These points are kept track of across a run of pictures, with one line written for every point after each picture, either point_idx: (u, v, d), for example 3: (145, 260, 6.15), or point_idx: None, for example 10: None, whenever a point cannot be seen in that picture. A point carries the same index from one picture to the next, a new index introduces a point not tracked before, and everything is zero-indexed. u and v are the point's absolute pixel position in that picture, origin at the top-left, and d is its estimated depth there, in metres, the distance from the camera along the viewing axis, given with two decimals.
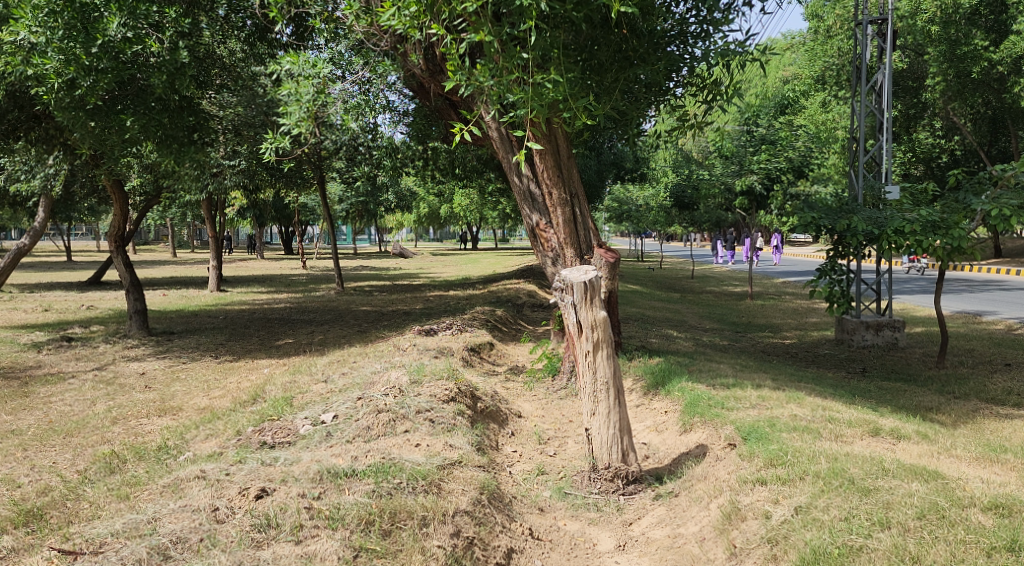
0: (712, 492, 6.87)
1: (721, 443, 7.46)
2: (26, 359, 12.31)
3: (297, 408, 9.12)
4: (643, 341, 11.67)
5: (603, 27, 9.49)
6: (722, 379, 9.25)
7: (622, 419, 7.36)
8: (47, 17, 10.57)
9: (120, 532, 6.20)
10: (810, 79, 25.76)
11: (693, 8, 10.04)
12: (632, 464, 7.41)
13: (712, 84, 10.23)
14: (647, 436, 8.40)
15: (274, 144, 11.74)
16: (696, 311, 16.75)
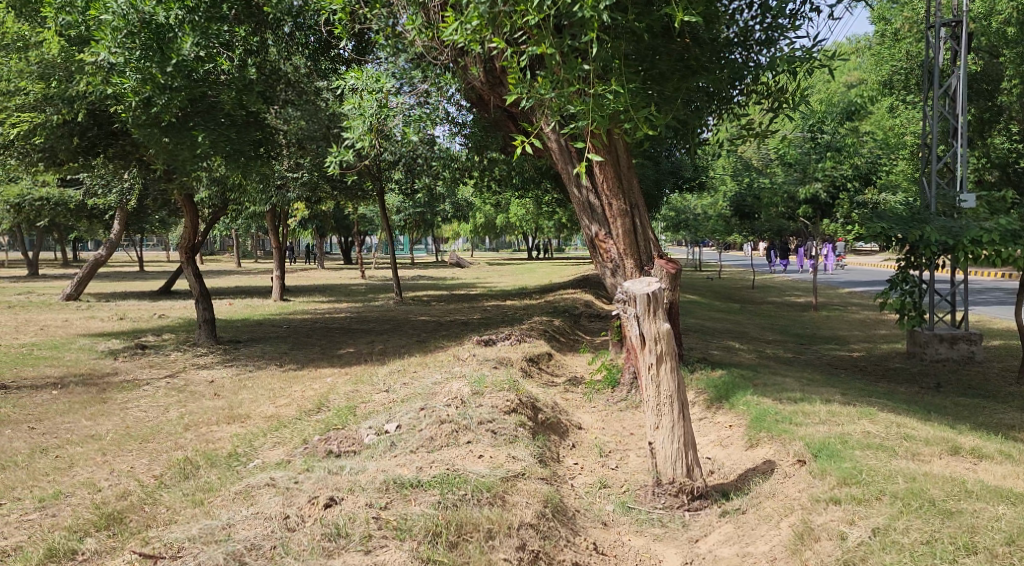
0: (782, 511, 6.80)
1: (790, 460, 7.42)
2: (103, 366, 12.69)
3: (362, 417, 9.24)
4: (705, 354, 11.60)
5: (664, 36, 9.35)
6: (789, 393, 9.15)
7: (686, 434, 7.32)
8: (125, 38, 10.84)
9: (197, 538, 6.35)
10: (878, 83, 25.06)
11: (758, 15, 10.00)
12: (697, 479, 7.34)
13: (778, 91, 10.10)
14: (711, 451, 8.33)
15: (338, 157, 11.95)
16: (759, 323, 16.55)
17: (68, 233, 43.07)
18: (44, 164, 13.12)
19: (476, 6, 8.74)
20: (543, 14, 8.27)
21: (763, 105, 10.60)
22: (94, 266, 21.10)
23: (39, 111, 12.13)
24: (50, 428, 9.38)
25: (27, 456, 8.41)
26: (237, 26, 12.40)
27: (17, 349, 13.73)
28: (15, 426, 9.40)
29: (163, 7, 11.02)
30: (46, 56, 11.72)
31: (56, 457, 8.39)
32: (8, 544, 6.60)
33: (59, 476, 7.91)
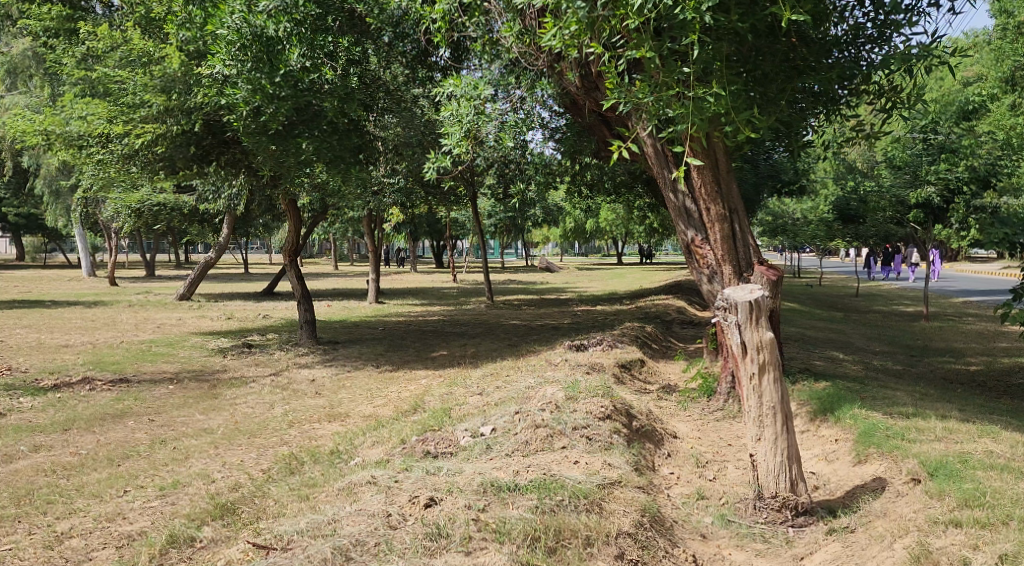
0: (897, 531, 6.63)
1: (903, 478, 7.26)
2: (213, 363, 13.20)
3: (458, 419, 9.36)
4: (808, 364, 11.37)
5: (768, 36, 9.28)
6: (900, 408, 8.92)
7: (790, 447, 7.19)
8: (238, 50, 11.44)
9: (305, 531, 6.57)
10: (1001, 79, 24.25)
11: (871, 12, 9.75)
12: (802, 494, 7.22)
13: (891, 90, 9.79)
14: (815, 465, 8.18)
15: (435, 163, 12.13)
16: (865, 333, 16.11)
17: (178, 236, 44.92)
18: (162, 172, 13.71)
19: (575, 11, 8.51)
20: (643, 18, 8.09)
21: (874, 105, 10.26)
22: (205, 268, 21.95)
23: (161, 123, 12.65)
24: (168, 421, 9.80)
25: (148, 446, 8.82)
26: (340, 36, 12.89)
27: (136, 345, 14.40)
28: (136, 418, 9.87)
29: (272, 20, 11.60)
30: (168, 70, 12.35)
31: (174, 449, 8.77)
32: (132, 529, 6.92)
33: (177, 466, 8.26)
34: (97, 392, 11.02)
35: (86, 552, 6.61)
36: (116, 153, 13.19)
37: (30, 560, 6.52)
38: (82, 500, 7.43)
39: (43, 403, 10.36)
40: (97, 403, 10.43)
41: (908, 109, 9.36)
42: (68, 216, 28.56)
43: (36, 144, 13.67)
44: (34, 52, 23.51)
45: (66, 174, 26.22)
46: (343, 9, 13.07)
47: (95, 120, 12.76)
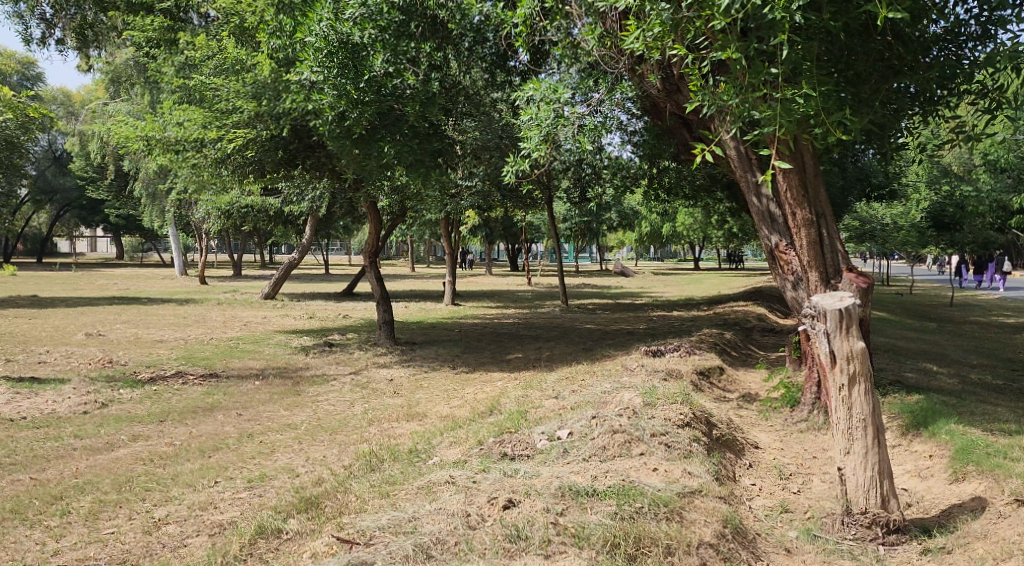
0: (998, 553, 6.48)
1: (1003, 499, 7.09)
2: (297, 361, 13.56)
3: (534, 422, 9.42)
4: (900, 376, 11.12)
5: (862, 35, 9.07)
6: (999, 424, 8.69)
7: (882, 462, 7.08)
8: (326, 57, 11.82)
9: (386, 527, 6.72)
10: None
11: (975, 7, 9.49)
12: (893, 511, 7.07)
13: (995, 90, 9.48)
14: (908, 481, 8.01)
15: (515, 166, 12.21)
16: (959, 345, 15.65)
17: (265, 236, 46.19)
18: (252, 175, 14.18)
19: (659, 13, 8.51)
20: (731, 18, 7.88)
21: (977, 106, 9.93)
22: (288, 269, 22.50)
23: (252, 128, 13.16)
24: (255, 416, 10.11)
25: (236, 439, 9.11)
26: (424, 42, 12.79)
27: (224, 342, 14.88)
28: (225, 411, 10.23)
29: (358, 27, 12.01)
30: (260, 77, 12.73)
31: (260, 443, 9.04)
32: (224, 518, 7.17)
33: (264, 460, 8.53)
34: (189, 385, 11.44)
35: (181, 539, 6.89)
36: (209, 157, 13.69)
37: (131, 544, 6.82)
38: (176, 489, 7.73)
39: (141, 395, 10.80)
40: (189, 396, 10.83)
41: (1014, 108, 9.04)
42: (162, 217, 29.66)
43: (138, 148, 14.27)
44: (136, 63, 24.82)
45: (160, 176, 27.24)
46: (425, 14, 12.59)
47: (191, 126, 13.47)
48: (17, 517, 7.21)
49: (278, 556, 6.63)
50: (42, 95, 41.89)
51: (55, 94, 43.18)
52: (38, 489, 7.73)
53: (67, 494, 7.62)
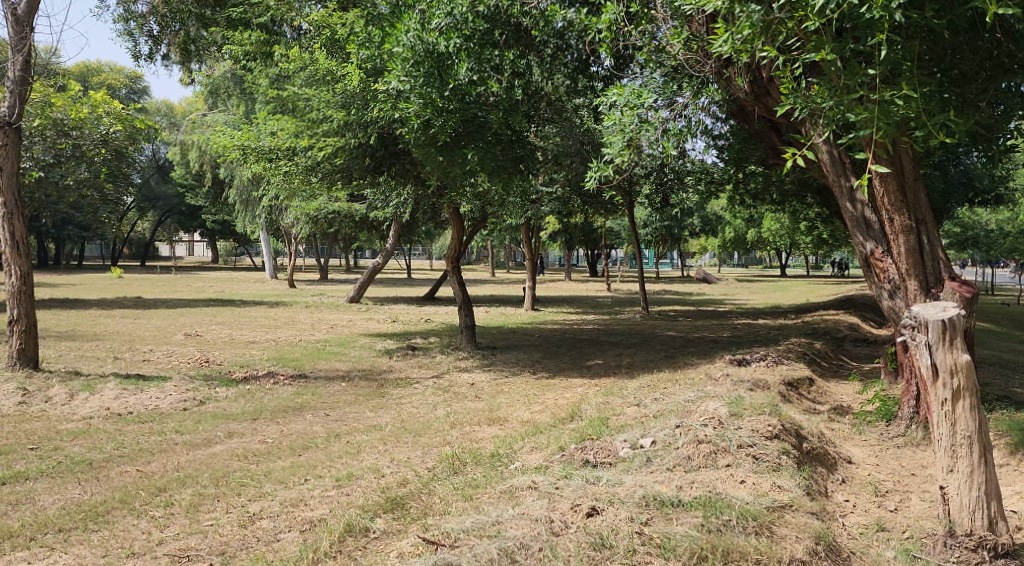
0: None
1: None
2: (382, 363, 13.82)
3: (615, 429, 9.36)
4: (1005, 392, 10.72)
5: (967, 32, 8.74)
6: None
7: (988, 482, 6.85)
8: (413, 67, 12.00)
9: (471, 530, 6.79)
10: None
11: None
12: (1001, 535, 6.81)
13: None
14: (1015, 503, 7.71)
15: (598, 172, 12.10)
16: None
17: (352, 241, 47.17)
18: (340, 182, 14.54)
19: (750, 14, 8.34)
20: (826, 18, 7.69)
21: None
22: (372, 273, 22.91)
23: (341, 136, 13.39)
24: (342, 416, 10.35)
25: (324, 439, 9.32)
26: (508, 50, 13.06)
27: (311, 343, 15.22)
28: (313, 412, 10.47)
29: (445, 36, 12.24)
30: (349, 87, 12.91)
31: (347, 443, 9.23)
32: (314, 515, 7.34)
33: (351, 459, 8.70)
34: (280, 385, 11.74)
35: (274, 534, 7.07)
36: (301, 165, 14.13)
37: (228, 536, 7.04)
38: (270, 485, 7.95)
39: (236, 393, 11.15)
40: (280, 395, 11.14)
41: None
42: (254, 222, 30.56)
43: (234, 157, 14.78)
44: (233, 75, 25.79)
45: (252, 183, 28.07)
46: (508, 22, 12.90)
47: (284, 134, 13.93)
48: (124, 506, 7.51)
49: (366, 554, 6.74)
50: (147, 107, 43.72)
51: (160, 108, 45.06)
52: (143, 480, 8.04)
53: (170, 486, 7.90)
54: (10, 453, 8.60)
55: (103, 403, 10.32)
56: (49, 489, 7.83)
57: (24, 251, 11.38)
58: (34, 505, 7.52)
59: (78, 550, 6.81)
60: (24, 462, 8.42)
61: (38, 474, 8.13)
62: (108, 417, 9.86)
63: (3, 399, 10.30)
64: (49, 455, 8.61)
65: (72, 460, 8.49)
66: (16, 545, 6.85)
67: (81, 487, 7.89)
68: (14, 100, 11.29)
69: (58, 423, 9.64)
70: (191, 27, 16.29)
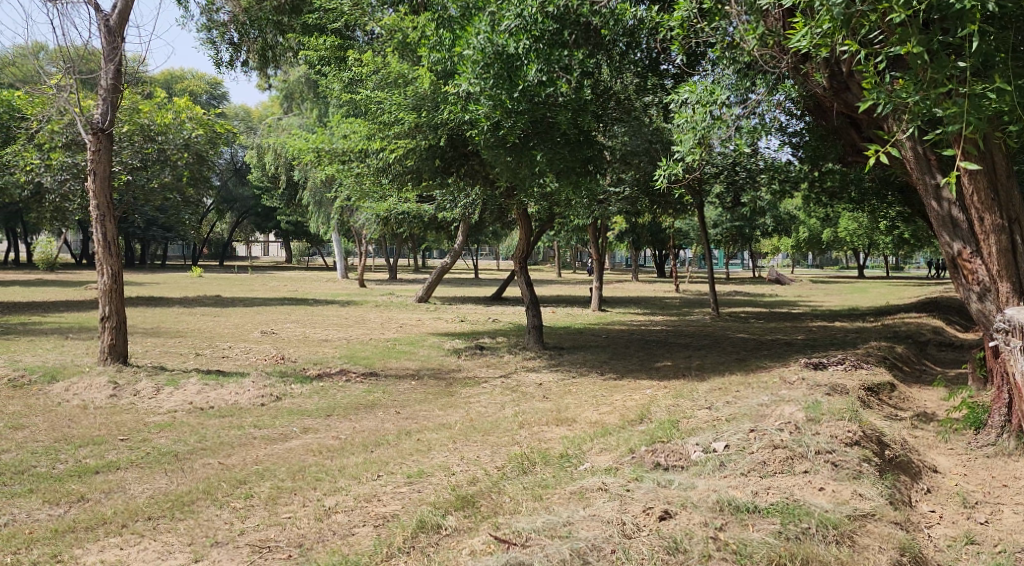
0: None
1: None
2: (450, 362, 13.87)
3: (687, 432, 9.18)
4: None
5: None
6: None
7: None
8: (482, 69, 12.09)
9: (542, 530, 6.72)
10: None
11: None
12: None
13: None
14: None
15: (666, 170, 11.88)
16: None
17: (420, 242, 47.51)
18: (410, 183, 14.60)
19: (830, 8, 8.08)
20: (912, 10, 7.42)
21: None
22: (441, 273, 23.04)
23: (412, 138, 13.45)
24: (412, 414, 10.40)
25: (395, 436, 9.37)
26: (577, 50, 12.65)
27: (382, 342, 15.37)
28: (384, 409, 10.54)
29: (513, 38, 12.02)
30: (421, 89, 13.01)
31: (417, 440, 9.26)
32: (387, 511, 7.36)
33: (421, 457, 8.71)
34: (352, 383, 11.85)
35: (350, 527, 7.11)
36: (372, 167, 14.24)
37: (305, 529, 7.09)
38: (344, 481, 8.00)
39: (310, 390, 11.29)
40: (353, 393, 11.25)
41: None
42: (326, 222, 31.03)
43: (309, 160, 15.09)
44: (306, 79, 26.20)
45: (324, 184, 28.48)
46: (577, 22, 12.34)
47: (357, 137, 13.97)
48: (207, 497, 7.64)
49: (438, 550, 6.72)
50: (226, 112, 44.76)
51: (237, 112, 46.16)
52: (225, 473, 8.18)
53: (250, 479, 8.02)
54: (101, 444, 8.85)
55: (185, 397, 10.54)
56: (139, 478, 8.02)
57: (115, 251, 11.64)
58: (125, 493, 7.71)
59: (165, 537, 6.93)
60: (115, 452, 8.64)
61: (127, 464, 8.34)
62: (192, 411, 10.08)
63: (94, 391, 10.60)
64: (139, 446, 8.82)
65: (159, 451, 8.68)
66: (109, 531, 7.01)
67: (168, 477, 8.06)
68: (106, 107, 11.58)
69: (144, 415, 9.89)
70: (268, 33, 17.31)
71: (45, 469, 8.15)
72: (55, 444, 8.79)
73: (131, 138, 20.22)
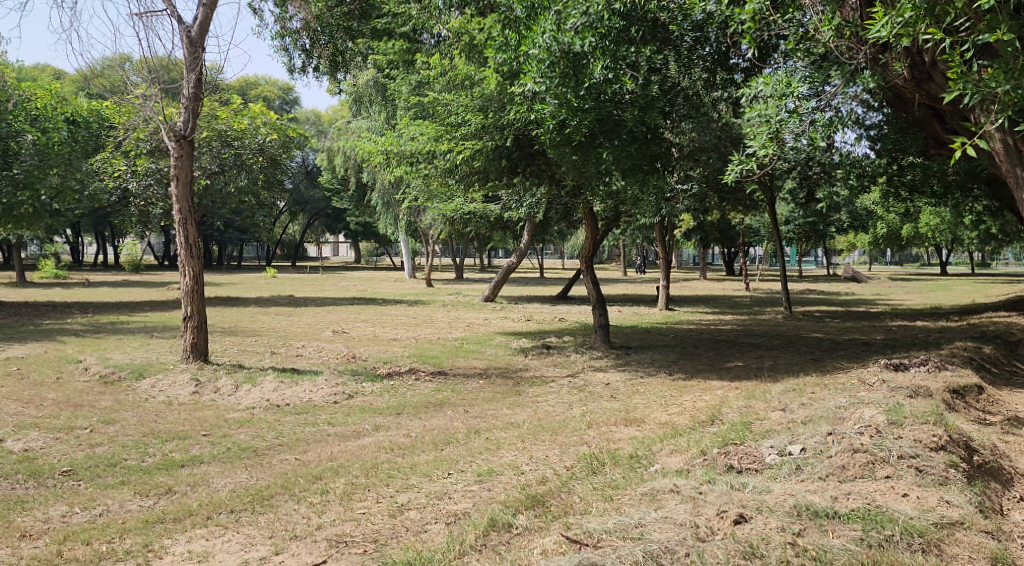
0: None
1: None
2: (517, 362, 13.83)
3: (760, 435, 8.96)
4: None
5: None
6: None
7: None
8: (548, 68, 11.95)
9: (614, 531, 6.63)
10: None
11: None
12: None
13: None
14: None
15: (738, 166, 11.62)
16: None
17: (487, 241, 47.54)
18: (476, 184, 14.57)
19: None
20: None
21: None
22: (507, 273, 23.01)
23: (479, 139, 13.42)
24: (481, 413, 10.38)
25: (465, 435, 9.36)
26: (644, 47, 12.66)
27: (449, 341, 15.39)
28: (454, 408, 10.54)
29: (579, 36, 11.96)
30: (487, 90, 13.08)
31: (486, 439, 9.22)
32: (459, 509, 7.35)
33: (491, 456, 8.68)
34: (421, 382, 11.89)
35: (422, 524, 7.11)
36: (439, 168, 14.21)
37: (379, 525, 7.11)
38: (415, 478, 8.00)
39: (382, 388, 11.35)
40: (422, 391, 11.28)
41: None
42: (394, 223, 31.29)
43: (378, 162, 15.23)
44: (375, 81, 26.53)
45: (392, 185, 28.70)
46: (644, 18, 12.54)
47: (424, 139, 13.99)
48: (285, 492, 7.72)
49: (510, 549, 6.66)
50: (297, 116, 45.48)
51: (308, 116, 46.94)
52: (301, 468, 8.26)
53: (325, 475, 8.09)
54: (185, 438, 9.02)
55: (263, 394, 10.69)
56: (220, 472, 8.15)
57: (197, 253, 11.89)
58: (209, 486, 7.84)
59: (247, 530, 7.02)
60: (198, 447, 8.81)
61: (210, 458, 8.49)
62: (268, 408, 10.22)
63: (177, 388, 10.83)
64: (219, 441, 8.97)
65: (238, 447, 8.82)
66: (194, 523, 7.13)
67: (248, 472, 8.17)
68: (188, 115, 11.86)
69: (225, 411, 10.06)
70: (339, 39, 17.71)
71: (135, 462, 8.35)
72: (144, 438, 9.00)
73: (209, 143, 20.67)
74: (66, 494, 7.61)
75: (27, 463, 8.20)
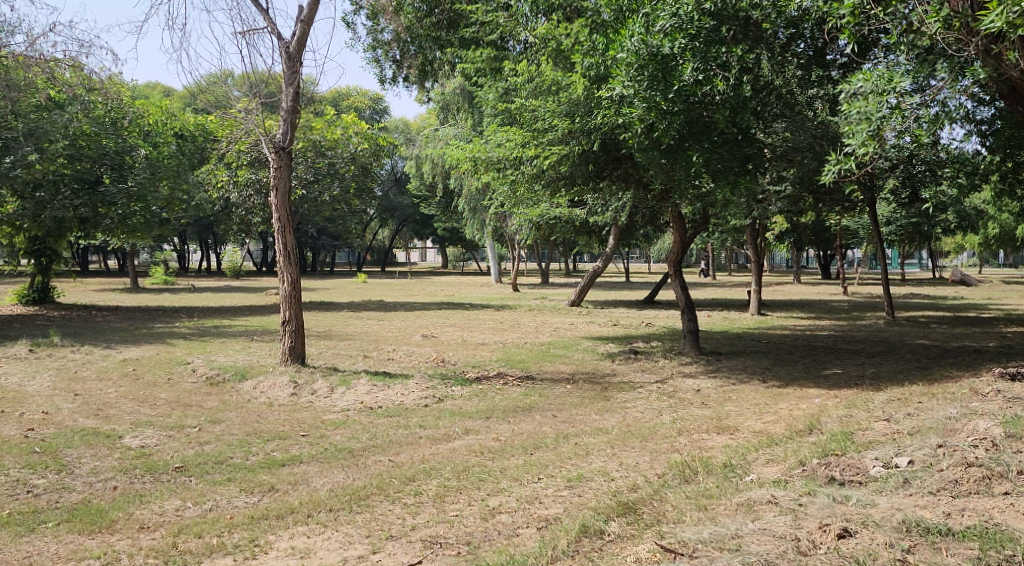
0: None
1: None
2: (604, 366, 13.67)
3: (864, 446, 8.60)
4: None
5: None
6: None
7: None
8: (637, 71, 11.77)
9: (710, 541, 6.44)
10: None
11: None
12: None
13: None
14: None
15: (835, 166, 11.11)
16: None
17: (574, 246, 47.31)
18: (563, 190, 14.49)
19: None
20: None
21: None
22: (593, 277, 22.81)
23: (565, 144, 13.33)
24: (569, 418, 10.28)
25: (554, 439, 9.27)
26: (735, 46, 12.01)
27: (537, 346, 15.34)
28: (542, 412, 10.48)
29: (668, 37, 11.70)
30: (574, 95, 12.97)
31: (576, 444, 9.12)
32: (550, 514, 7.26)
33: (580, 461, 8.57)
34: (510, 386, 11.85)
35: (514, 529, 7.04)
36: (526, 173, 14.22)
37: (471, 527, 7.07)
38: (506, 482, 7.95)
39: (471, 392, 11.35)
40: (511, 395, 11.25)
41: None
42: (482, 228, 31.42)
43: (466, 168, 15.26)
44: (463, 89, 26.91)
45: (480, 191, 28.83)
46: (736, 16, 11.84)
47: (511, 145, 13.96)
48: (381, 492, 7.75)
49: (603, 556, 6.53)
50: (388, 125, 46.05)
51: (396, 124, 47.65)
52: (395, 470, 8.30)
53: (418, 477, 8.10)
54: (285, 438, 9.17)
55: (356, 397, 10.82)
56: (319, 472, 8.25)
57: (294, 259, 12.10)
58: (308, 485, 7.94)
59: (345, 528, 7.07)
60: (297, 447, 8.94)
61: (308, 458, 8.61)
62: (362, 410, 10.32)
63: (277, 389, 11.05)
64: (317, 442, 9.10)
65: (334, 448, 8.92)
66: (295, 520, 7.21)
67: (344, 473, 8.24)
68: (286, 127, 12.07)
69: (321, 413, 10.19)
70: (427, 48, 17.86)
71: (239, 460, 8.52)
72: (246, 438, 9.18)
73: (305, 153, 21.31)
74: (178, 489, 7.79)
75: (142, 459, 8.44)
